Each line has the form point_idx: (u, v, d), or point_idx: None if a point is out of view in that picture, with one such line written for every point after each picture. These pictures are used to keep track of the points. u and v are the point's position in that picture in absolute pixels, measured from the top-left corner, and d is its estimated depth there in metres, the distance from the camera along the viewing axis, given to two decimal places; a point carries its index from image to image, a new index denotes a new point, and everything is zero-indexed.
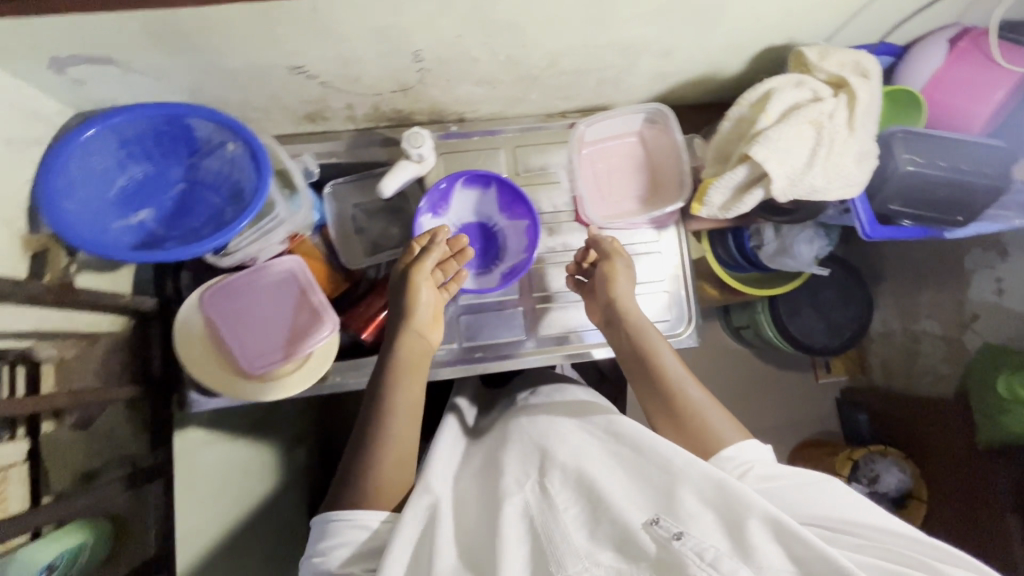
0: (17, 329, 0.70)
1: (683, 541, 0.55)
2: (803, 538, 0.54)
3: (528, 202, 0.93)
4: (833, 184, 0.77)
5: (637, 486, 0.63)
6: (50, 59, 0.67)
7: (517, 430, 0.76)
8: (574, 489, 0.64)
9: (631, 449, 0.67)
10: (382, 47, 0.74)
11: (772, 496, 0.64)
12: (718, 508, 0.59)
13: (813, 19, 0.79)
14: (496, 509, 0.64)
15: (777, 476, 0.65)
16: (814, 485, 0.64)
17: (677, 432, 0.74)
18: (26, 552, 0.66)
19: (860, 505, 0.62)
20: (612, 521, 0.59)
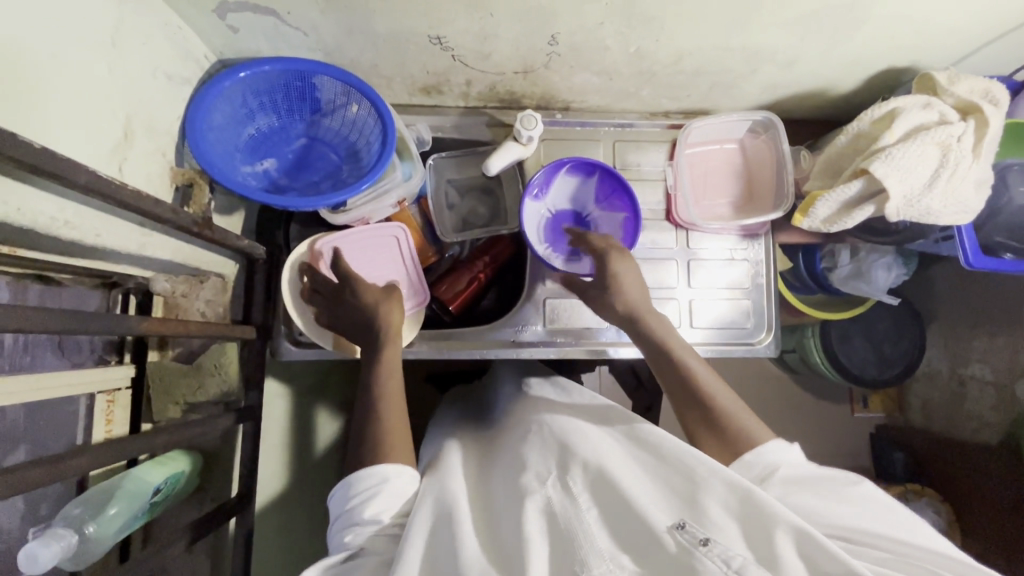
0: (158, 258, 0.72)
1: (710, 548, 0.48)
2: (835, 554, 0.47)
3: (628, 194, 0.94)
4: (947, 208, 0.79)
5: (659, 492, 0.56)
6: (219, 4, 0.69)
7: (539, 425, 0.71)
8: (590, 489, 0.57)
9: (654, 457, 0.61)
10: (523, 27, 0.77)
11: (791, 499, 0.59)
12: (744, 520, 0.51)
13: (945, 44, 0.80)
14: (515, 507, 0.58)
15: (794, 479, 0.61)
16: (828, 492, 0.59)
17: (707, 435, 0.71)
18: (136, 474, 0.69)
19: (883, 518, 0.57)
20: (626, 527, 0.53)
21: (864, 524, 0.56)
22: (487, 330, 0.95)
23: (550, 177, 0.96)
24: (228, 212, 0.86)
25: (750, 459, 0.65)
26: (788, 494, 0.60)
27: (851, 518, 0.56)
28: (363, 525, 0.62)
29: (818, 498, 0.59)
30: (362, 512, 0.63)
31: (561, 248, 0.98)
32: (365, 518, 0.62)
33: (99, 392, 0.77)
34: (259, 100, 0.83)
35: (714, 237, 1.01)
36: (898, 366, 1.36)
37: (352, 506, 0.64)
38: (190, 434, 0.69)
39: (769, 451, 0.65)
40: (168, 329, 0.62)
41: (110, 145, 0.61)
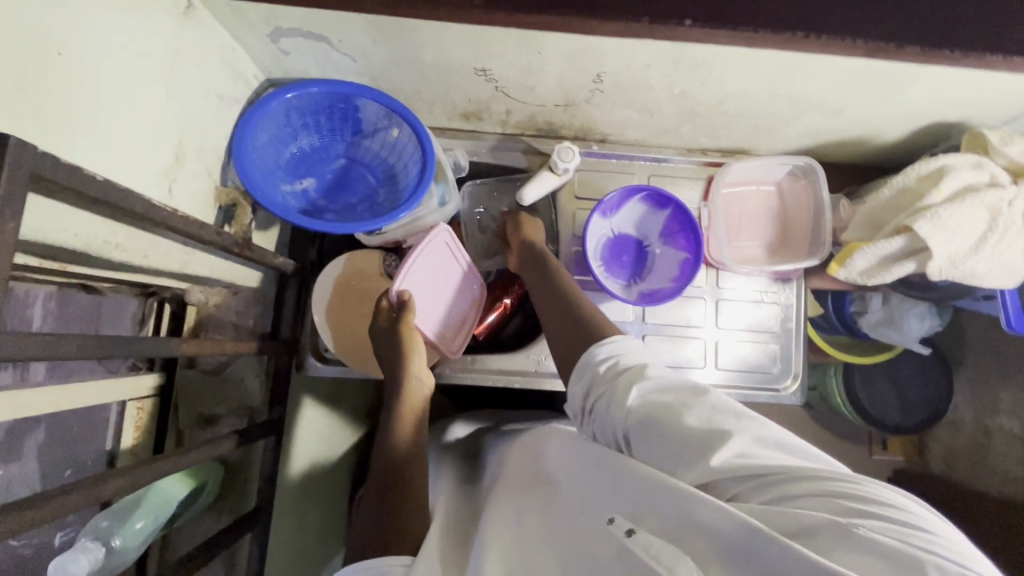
0: (200, 274, 0.74)
1: (634, 539, 0.47)
2: (726, 509, 0.44)
3: (695, 234, 0.93)
4: (993, 270, 0.78)
5: (596, 492, 0.55)
6: (273, 29, 0.71)
7: (511, 467, 0.71)
8: (535, 520, 0.56)
9: (589, 458, 0.59)
10: (569, 64, 0.76)
11: (652, 418, 0.56)
12: (660, 511, 0.48)
13: (1001, 101, 0.78)
14: (474, 546, 0.57)
15: (661, 399, 0.57)
16: (684, 402, 0.56)
17: (564, 339, 0.72)
18: (162, 484, 0.70)
19: (748, 437, 0.51)
20: (565, 541, 0.51)
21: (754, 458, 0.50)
22: (511, 358, 0.94)
23: (622, 200, 0.95)
24: (266, 227, 0.88)
25: (595, 351, 0.66)
26: (655, 416, 0.56)
27: (738, 445, 0.51)
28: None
29: (688, 423, 0.54)
30: None
31: (615, 271, 0.98)
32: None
33: (129, 399, 0.80)
34: (303, 121, 0.84)
35: (744, 278, 0.99)
36: (923, 414, 1.31)
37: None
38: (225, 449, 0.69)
39: (625, 359, 0.64)
40: (206, 351, 0.63)
41: (162, 167, 0.63)
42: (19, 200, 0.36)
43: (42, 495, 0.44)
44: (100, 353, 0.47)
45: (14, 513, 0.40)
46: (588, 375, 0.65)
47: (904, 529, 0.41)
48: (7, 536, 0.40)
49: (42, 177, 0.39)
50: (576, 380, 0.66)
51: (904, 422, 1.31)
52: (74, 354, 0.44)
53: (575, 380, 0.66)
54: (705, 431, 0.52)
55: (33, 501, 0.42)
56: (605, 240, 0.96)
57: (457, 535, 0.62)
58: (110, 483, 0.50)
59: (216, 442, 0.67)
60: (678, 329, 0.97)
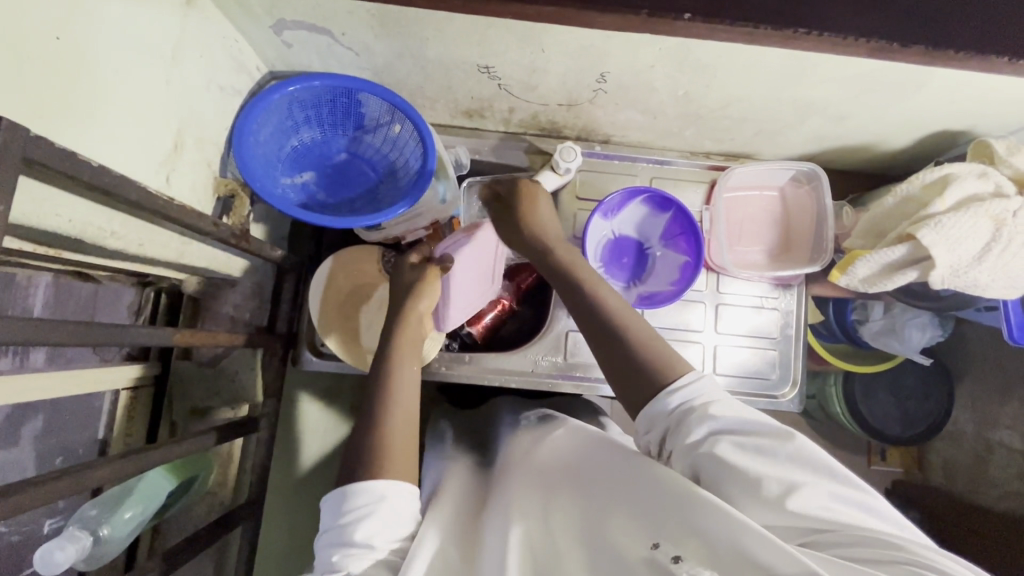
0: (197, 264, 0.74)
1: (681, 566, 0.47)
2: (793, 554, 0.43)
3: (696, 238, 0.92)
4: (996, 280, 0.77)
5: (634, 505, 0.54)
6: (276, 21, 0.71)
7: (524, 460, 0.70)
8: (567, 524, 0.56)
9: (628, 471, 0.58)
10: (573, 63, 0.76)
11: (723, 460, 0.53)
12: (704, 535, 0.48)
13: (1007, 111, 0.78)
14: (493, 539, 0.57)
15: (736, 441, 0.54)
16: (761, 441, 0.53)
17: (625, 380, 0.64)
18: (154, 474, 0.70)
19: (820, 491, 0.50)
20: (603, 556, 0.51)
21: (826, 511, 0.49)
22: (509, 357, 0.93)
23: (625, 201, 0.95)
24: (265, 220, 0.87)
25: (666, 401, 0.60)
26: (728, 458, 0.53)
27: (811, 497, 0.50)
28: (353, 547, 0.55)
29: (761, 466, 0.52)
30: (354, 531, 0.56)
31: (615, 273, 0.97)
32: (356, 541, 0.55)
33: (122, 389, 0.82)
34: (305, 114, 0.84)
35: (745, 284, 0.98)
36: (923, 426, 1.30)
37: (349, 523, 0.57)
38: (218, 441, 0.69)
39: (699, 401, 0.59)
40: (199, 341, 0.62)
41: (161, 156, 0.63)
42: (12, 183, 0.36)
43: (27, 480, 0.43)
44: (92, 340, 0.47)
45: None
46: (659, 423, 0.60)
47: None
48: None
49: (35, 160, 0.38)
50: (648, 427, 0.61)
51: (903, 433, 1.30)
52: (64, 340, 0.44)
53: (644, 423, 0.62)
54: (780, 476, 0.51)
55: (19, 486, 0.42)
56: (607, 241, 0.96)
57: (467, 531, 0.62)
58: (99, 471, 0.49)
59: (209, 434, 0.66)
60: (676, 332, 0.97)
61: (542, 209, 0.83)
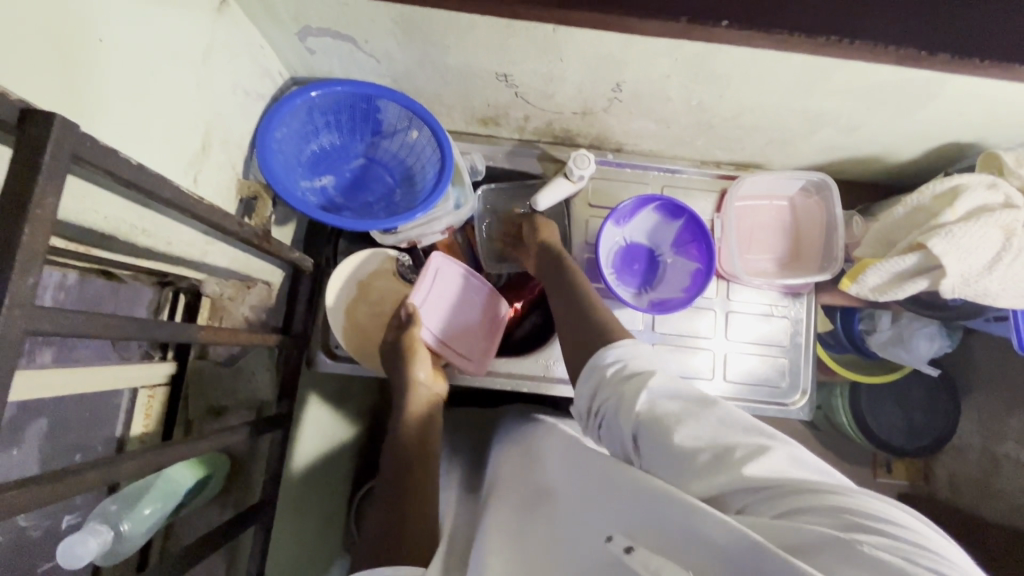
0: (218, 264, 0.75)
1: (633, 556, 0.44)
2: (727, 522, 0.42)
3: (708, 245, 0.93)
4: (1006, 290, 0.78)
5: (596, 501, 0.52)
6: (302, 28, 0.72)
7: (503, 488, 0.70)
8: (537, 535, 0.54)
9: (593, 473, 0.56)
10: (591, 72, 0.78)
11: (661, 429, 0.54)
12: (655, 520, 0.47)
13: (1016, 123, 0.79)
14: (483, 549, 0.56)
15: (668, 407, 0.55)
16: (693, 408, 0.54)
17: (567, 327, 0.75)
18: (173, 471, 0.71)
19: (742, 447, 0.50)
20: (564, 552, 0.49)
21: (752, 461, 0.49)
22: (521, 362, 0.94)
23: (636, 208, 0.96)
24: (283, 222, 0.89)
25: (604, 356, 0.65)
26: (659, 425, 0.54)
27: (741, 455, 0.49)
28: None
29: (696, 434, 0.52)
30: None
31: (626, 279, 0.98)
32: None
33: (140, 387, 0.84)
34: (325, 120, 0.85)
35: (754, 291, 0.99)
36: (929, 438, 1.29)
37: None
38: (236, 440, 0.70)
39: (633, 367, 0.62)
40: (221, 339, 0.63)
41: (188, 156, 0.64)
42: (61, 178, 0.37)
43: (58, 472, 0.43)
44: (125, 335, 0.48)
45: (32, 486, 0.40)
46: (596, 379, 0.64)
47: (912, 548, 0.40)
48: (24, 510, 0.39)
49: (82, 158, 0.40)
50: (584, 382, 0.66)
51: (910, 445, 1.29)
52: (100, 333, 0.44)
53: (583, 382, 0.66)
54: (714, 444, 0.51)
55: (52, 478, 0.42)
56: (619, 248, 0.97)
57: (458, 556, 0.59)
58: (124, 466, 0.49)
59: (226, 433, 0.66)
60: (686, 340, 0.97)
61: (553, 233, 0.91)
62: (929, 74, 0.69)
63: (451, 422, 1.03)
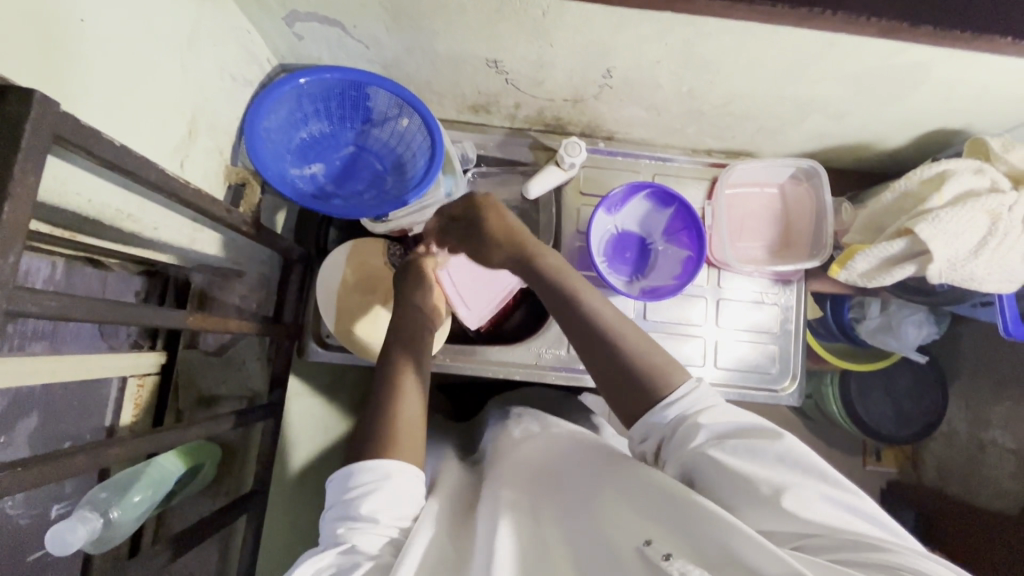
0: (206, 252, 0.74)
1: (670, 562, 0.48)
2: (777, 554, 0.45)
3: (699, 233, 0.93)
4: (992, 275, 0.79)
5: (631, 504, 0.55)
6: (289, 13, 0.71)
7: (504, 455, 0.72)
8: (557, 525, 0.57)
9: (621, 478, 0.59)
10: (581, 58, 0.77)
11: (725, 464, 0.55)
12: (695, 536, 0.50)
13: (1001, 110, 0.80)
14: (483, 521, 0.58)
15: (729, 444, 0.56)
16: (757, 443, 0.55)
17: (611, 381, 0.66)
18: (161, 459, 0.71)
19: (801, 487, 0.52)
20: (597, 550, 0.52)
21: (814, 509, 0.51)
22: (512, 350, 0.94)
23: (627, 196, 0.96)
24: (272, 211, 0.88)
25: (660, 408, 0.62)
26: (724, 461, 0.55)
27: (801, 497, 0.51)
28: (358, 521, 0.57)
29: (754, 469, 0.54)
30: (358, 506, 0.58)
31: (618, 268, 0.99)
32: (361, 516, 0.57)
33: (129, 376, 0.83)
34: (314, 107, 0.85)
35: (745, 279, 1.00)
36: (918, 425, 1.31)
37: (351, 498, 0.59)
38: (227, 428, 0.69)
39: (691, 406, 0.61)
40: (210, 326, 0.63)
41: (174, 142, 0.64)
42: (40, 155, 0.37)
43: (45, 455, 0.43)
44: (112, 318, 0.47)
45: (19, 468, 0.40)
46: (656, 431, 0.62)
47: None
48: (10, 491, 0.39)
49: (63, 138, 0.39)
50: (643, 434, 0.64)
51: (900, 432, 1.31)
52: (85, 316, 0.44)
53: (640, 431, 0.64)
54: (772, 478, 0.53)
55: (39, 460, 0.42)
56: (613, 236, 0.97)
57: (452, 528, 0.60)
58: (112, 451, 0.49)
59: (215, 421, 0.66)
60: (677, 327, 0.98)
61: (506, 216, 0.79)
62: (915, 59, 0.70)
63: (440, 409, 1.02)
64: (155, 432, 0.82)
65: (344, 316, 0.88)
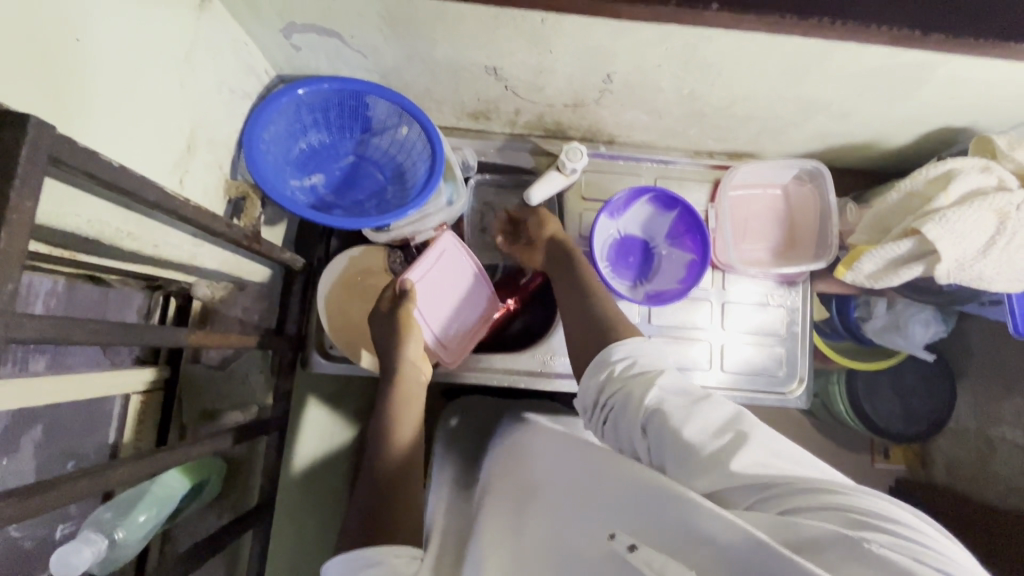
0: (208, 268, 0.74)
1: (636, 554, 0.44)
2: (728, 518, 0.43)
3: (703, 236, 0.93)
4: (1001, 273, 0.78)
5: (593, 500, 0.53)
6: (286, 24, 0.71)
7: (492, 487, 0.70)
8: (532, 536, 0.54)
9: (591, 473, 0.56)
10: (581, 63, 0.77)
11: (668, 420, 0.55)
12: (656, 519, 0.47)
13: (1007, 107, 0.79)
14: (476, 554, 0.56)
15: (673, 402, 0.57)
16: (703, 404, 0.55)
17: (582, 336, 0.72)
18: (163, 479, 0.70)
19: (749, 442, 0.51)
20: (564, 548, 0.49)
21: (765, 465, 0.49)
22: (516, 357, 0.93)
23: (630, 200, 0.95)
24: (273, 223, 0.88)
25: (613, 351, 0.65)
26: (668, 417, 0.55)
27: (749, 455, 0.49)
28: None
29: (698, 428, 0.53)
30: None
31: (621, 272, 0.98)
32: None
33: (132, 394, 0.84)
34: (313, 117, 0.84)
35: (750, 281, 0.99)
36: (927, 422, 1.29)
37: None
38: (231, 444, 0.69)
39: (641, 361, 0.63)
40: (212, 343, 0.62)
41: (174, 157, 0.63)
42: (37, 180, 0.36)
43: (47, 482, 0.42)
44: (112, 340, 0.47)
45: (21, 496, 0.39)
46: (601, 380, 0.64)
47: (919, 550, 0.40)
48: (12, 521, 0.38)
49: (60, 161, 0.39)
50: (591, 378, 0.66)
51: (908, 430, 1.29)
52: (85, 339, 0.44)
53: (590, 378, 0.66)
54: (717, 437, 0.52)
55: (41, 487, 0.41)
56: (617, 240, 0.96)
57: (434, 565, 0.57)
58: (117, 474, 0.49)
59: (219, 437, 0.65)
60: (682, 331, 0.97)
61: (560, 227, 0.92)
62: (921, 57, 0.69)
63: (448, 412, 1.01)
64: (158, 446, 0.83)
65: (334, 332, 0.88)
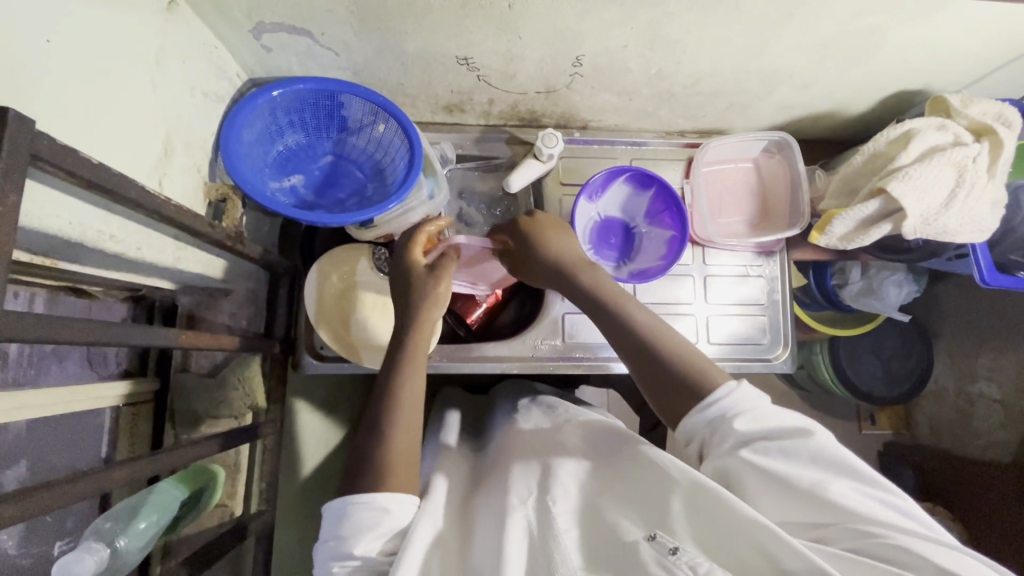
0: (192, 273, 0.74)
1: (678, 557, 0.48)
2: (794, 548, 0.46)
3: (680, 213, 0.95)
4: (963, 226, 0.82)
5: (633, 501, 0.56)
6: (256, 24, 0.71)
7: (507, 452, 0.70)
8: (567, 516, 0.56)
9: (631, 471, 0.60)
10: (549, 48, 0.78)
11: (765, 468, 0.55)
12: (714, 523, 0.51)
13: (957, 67, 0.83)
14: (493, 521, 0.57)
15: (767, 448, 0.55)
16: (794, 444, 0.55)
17: (657, 385, 0.66)
18: (159, 491, 0.69)
19: (835, 482, 0.53)
20: (602, 541, 0.53)
21: (847, 505, 0.51)
22: (507, 344, 0.94)
23: (607, 182, 0.97)
24: (255, 226, 0.88)
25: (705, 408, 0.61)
26: (763, 465, 0.55)
27: (833, 493, 0.52)
28: (352, 559, 0.54)
29: (784, 466, 0.54)
30: (352, 546, 0.55)
31: (604, 254, 1.00)
32: (356, 555, 0.54)
33: (122, 405, 0.85)
34: (288, 118, 0.84)
35: (730, 253, 1.02)
36: (908, 383, 1.33)
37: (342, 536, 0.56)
38: (227, 445, 0.69)
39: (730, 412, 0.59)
40: (202, 343, 0.62)
41: (152, 160, 0.63)
42: (18, 176, 0.36)
43: (48, 482, 0.42)
44: (102, 339, 0.47)
45: (22, 495, 0.40)
46: (696, 435, 0.62)
47: None
48: (14, 518, 0.39)
49: (41, 160, 0.39)
50: (687, 436, 0.63)
51: (891, 393, 1.33)
52: (75, 338, 0.44)
53: (685, 433, 0.63)
54: (802, 476, 0.53)
55: (41, 487, 0.42)
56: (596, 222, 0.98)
57: (458, 521, 0.61)
58: (114, 474, 0.49)
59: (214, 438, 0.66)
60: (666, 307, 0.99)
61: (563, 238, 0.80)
62: (871, 23, 0.72)
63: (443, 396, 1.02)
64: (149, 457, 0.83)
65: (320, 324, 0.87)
